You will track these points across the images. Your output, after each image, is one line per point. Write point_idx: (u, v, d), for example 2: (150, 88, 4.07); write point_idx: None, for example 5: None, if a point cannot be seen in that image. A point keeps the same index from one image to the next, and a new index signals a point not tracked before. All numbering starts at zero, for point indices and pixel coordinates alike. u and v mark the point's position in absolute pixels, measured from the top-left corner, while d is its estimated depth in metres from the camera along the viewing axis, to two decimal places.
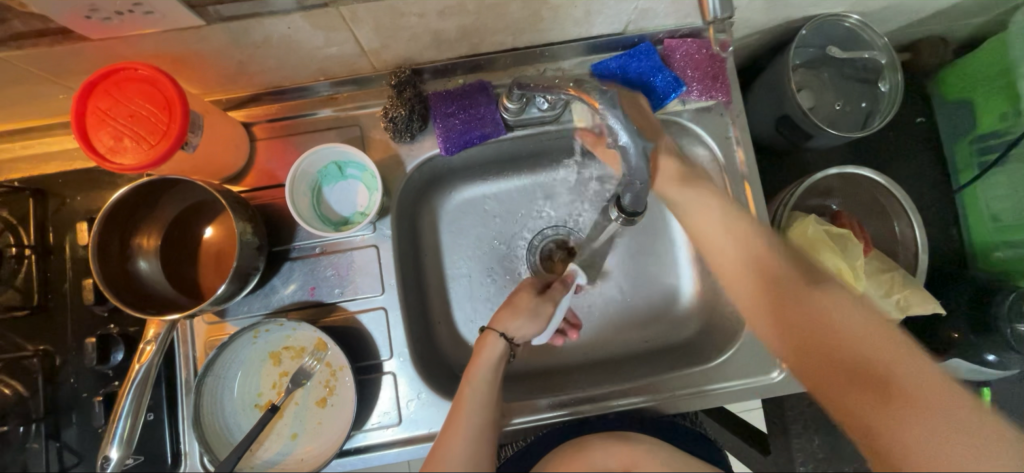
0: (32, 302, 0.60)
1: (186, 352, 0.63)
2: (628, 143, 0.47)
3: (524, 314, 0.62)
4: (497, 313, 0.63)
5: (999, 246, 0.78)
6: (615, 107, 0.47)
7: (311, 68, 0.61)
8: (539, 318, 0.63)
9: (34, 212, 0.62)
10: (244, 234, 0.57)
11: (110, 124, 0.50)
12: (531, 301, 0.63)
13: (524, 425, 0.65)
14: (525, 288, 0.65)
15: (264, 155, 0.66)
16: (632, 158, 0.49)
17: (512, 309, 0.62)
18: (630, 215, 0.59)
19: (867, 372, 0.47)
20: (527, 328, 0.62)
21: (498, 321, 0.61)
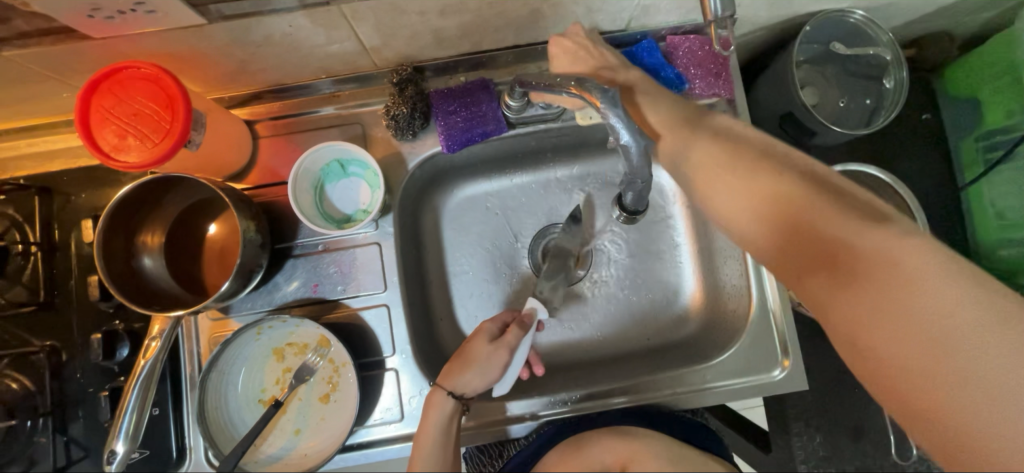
0: (38, 297, 0.61)
1: (191, 348, 0.63)
2: (630, 142, 0.48)
3: (478, 368, 0.57)
4: (447, 366, 0.58)
5: (1004, 244, 0.78)
6: (616, 106, 0.47)
7: (313, 66, 0.61)
8: (491, 370, 0.58)
9: (40, 209, 0.62)
10: (249, 231, 0.58)
11: (114, 123, 0.50)
12: (482, 354, 0.58)
13: (525, 422, 0.66)
14: (479, 338, 0.59)
15: (267, 153, 0.66)
16: (633, 157, 0.49)
17: (462, 364, 0.58)
18: (631, 214, 0.61)
19: (836, 253, 0.44)
20: (480, 379, 0.57)
21: (447, 379, 0.57)
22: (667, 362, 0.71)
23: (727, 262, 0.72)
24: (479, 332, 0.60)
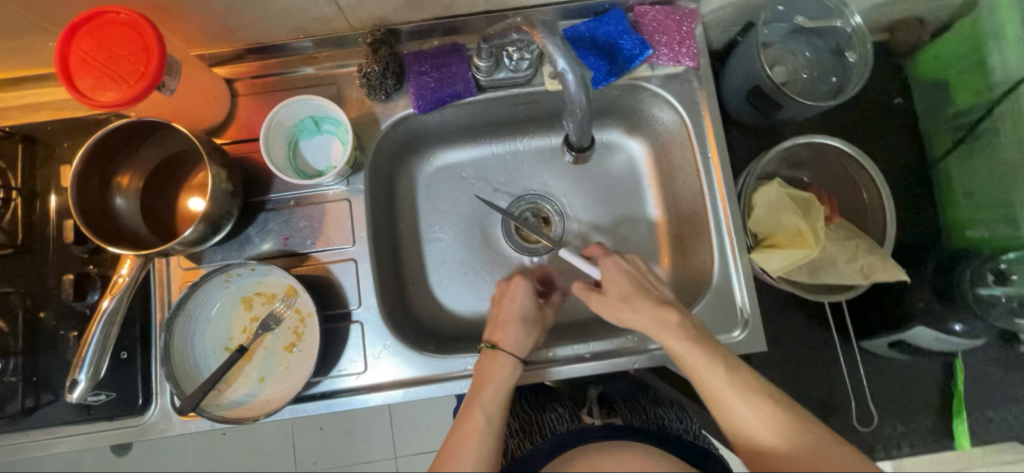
0: (16, 241, 0.63)
1: (162, 295, 0.64)
2: (566, 69, 0.50)
3: (523, 328, 0.64)
4: (499, 327, 0.64)
5: (973, 224, 0.75)
6: (553, 35, 0.49)
7: (289, 24, 0.64)
8: (535, 327, 0.65)
9: (22, 156, 0.64)
10: (219, 180, 0.59)
11: (91, 64, 0.52)
12: (529, 309, 0.65)
13: (552, 371, 0.64)
14: (519, 299, 0.65)
15: (246, 111, 0.68)
16: (571, 87, 0.51)
17: (512, 321, 0.64)
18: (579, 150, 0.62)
19: None
20: (526, 338, 0.63)
21: (499, 339, 0.63)
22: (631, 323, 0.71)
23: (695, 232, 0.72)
24: (524, 290, 0.66)
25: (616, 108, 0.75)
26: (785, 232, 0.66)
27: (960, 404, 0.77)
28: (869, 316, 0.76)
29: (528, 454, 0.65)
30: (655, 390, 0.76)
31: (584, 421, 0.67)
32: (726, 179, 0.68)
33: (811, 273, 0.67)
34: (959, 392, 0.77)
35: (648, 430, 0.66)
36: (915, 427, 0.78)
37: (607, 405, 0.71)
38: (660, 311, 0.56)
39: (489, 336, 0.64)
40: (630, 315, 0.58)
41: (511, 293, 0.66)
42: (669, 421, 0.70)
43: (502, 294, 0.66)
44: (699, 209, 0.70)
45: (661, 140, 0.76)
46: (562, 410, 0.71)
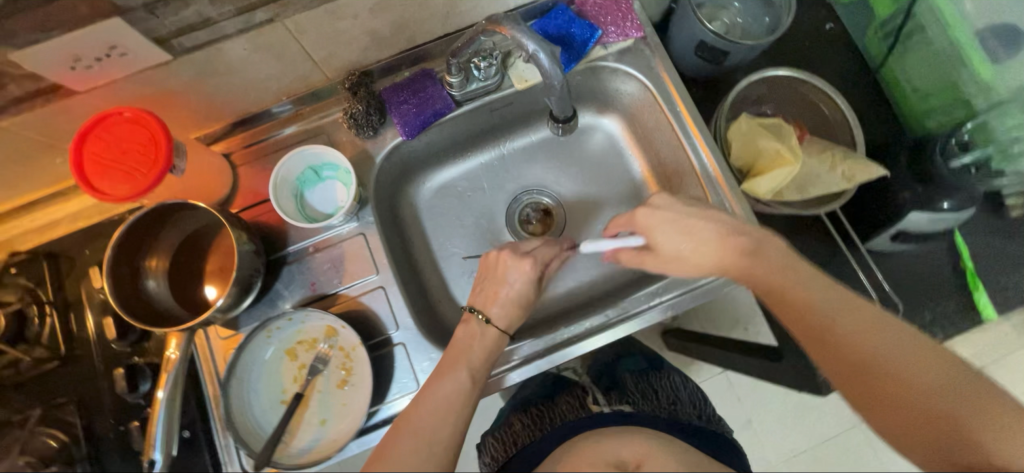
0: (60, 352, 0.65)
1: (210, 368, 0.66)
2: (537, 49, 0.55)
3: (515, 307, 0.63)
4: (485, 298, 0.64)
5: (930, 113, 0.78)
6: (519, 23, 0.54)
7: (272, 89, 0.69)
8: (520, 304, 0.64)
9: (48, 273, 0.67)
10: (241, 242, 0.62)
11: (104, 163, 0.56)
12: (519, 286, 0.63)
13: (575, 347, 0.70)
14: (522, 281, 0.63)
15: (247, 178, 0.72)
16: (545, 64, 0.56)
17: (499, 296, 0.63)
18: (565, 120, 0.65)
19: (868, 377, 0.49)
20: (517, 320, 0.63)
21: (489, 309, 0.63)
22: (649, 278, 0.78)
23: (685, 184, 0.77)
24: (520, 267, 0.63)
25: (583, 93, 0.82)
26: (765, 157, 0.71)
27: (975, 278, 0.76)
28: (862, 216, 0.80)
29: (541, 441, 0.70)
30: (667, 378, 0.81)
31: (592, 408, 0.71)
32: (700, 126, 0.74)
33: (799, 188, 0.72)
34: (971, 269, 0.77)
35: (656, 414, 0.69)
36: (940, 312, 0.78)
37: (618, 393, 0.75)
38: (731, 244, 0.54)
39: (479, 304, 0.64)
40: (698, 264, 0.57)
41: (518, 273, 0.63)
42: (680, 405, 0.74)
43: (503, 267, 0.64)
44: (683, 161, 0.75)
45: (631, 111, 0.82)
46: (573, 401, 0.75)
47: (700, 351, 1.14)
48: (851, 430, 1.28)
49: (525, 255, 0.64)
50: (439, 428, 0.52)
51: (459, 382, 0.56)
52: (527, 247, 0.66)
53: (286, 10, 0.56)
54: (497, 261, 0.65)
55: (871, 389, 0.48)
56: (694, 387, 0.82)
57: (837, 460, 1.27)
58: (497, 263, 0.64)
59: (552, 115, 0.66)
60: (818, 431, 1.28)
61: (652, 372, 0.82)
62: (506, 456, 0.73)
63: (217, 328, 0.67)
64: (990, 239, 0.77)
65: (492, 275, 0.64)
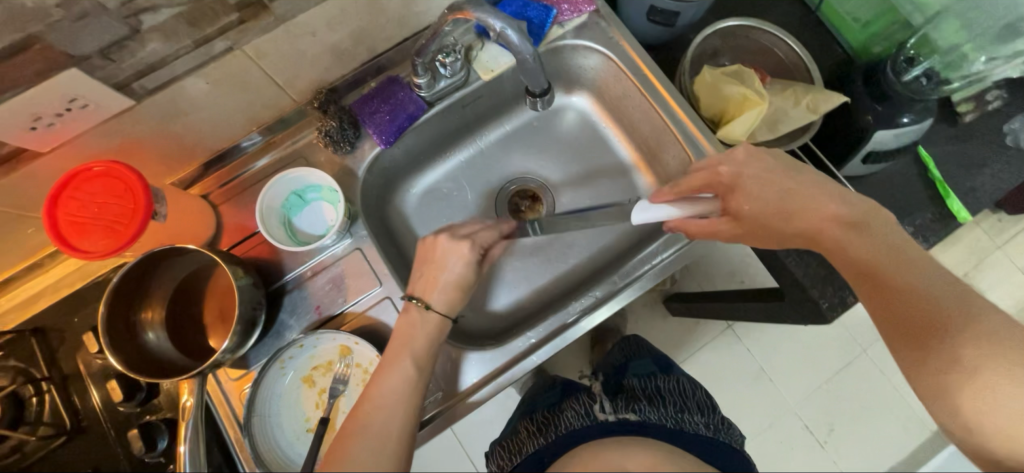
0: (66, 427, 0.62)
1: (226, 411, 0.64)
2: (504, 26, 0.55)
3: (456, 291, 0.63)
4: (425, 284, 0.63)
5: (874, 40, 0.82)
6: (482, 6, 0.55)
7: (240, 120, 0.68)
8: (462, 287, 0.64)
9: (40, 349, 0.64)
10: (238, 277, 0.61)
11: (83, 222, 0.55)
12: (461, 268, 0.63)
13: (585, 320, 0.71)
14: (461, 265, 0.63)
15: (230, 215, 0.71)
16: (515, 41, 0.56)
17: (438, 281, 0.63)
18: (541, 95, 0.66)
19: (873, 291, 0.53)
20: (458, 303, 0.63)
21: (429, 296, 0.62)
22: (649, 239, 0.81)
23: (662, 143, 0.80)
24: (461, 249, 0.63)
25: (548, 76, 0.83)
26: (734, 102, 0.73)
27: (945, 186, 0.80)
28: (833, 145, 0.82)
29: (544, 450, 0.70)
30: (675, 381, 0.81)
31: (597, 416, 0.69)
32: (666, 85, 0.76)
33: (770, 126, 0.75)
34: (938, 178, 0.81)
35: (662, 424, 0.68)
36: (919, 225, 0.80)
37: (625, 400, 0.73)
38: (827, 212, 0.55)
39: (418, 292, 0.63)
40: (773, 232, 0.58)
41: (455, 257, 0.63)
42: (689, 413, 0.74)
43: (441, 252, 0.63)
44: (657, 122, 0.78)
45: (596, 84, 0.84)
46: (579, 407, 0.73)
47: (704, 309, 1.16)
48: (859, 360, 1.32)
49: (462, 239, 0.64)
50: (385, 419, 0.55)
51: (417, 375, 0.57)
52: (467, 231, 0.66)
53: (244, 37, 0.55)
54: (434, 246, 0.64)
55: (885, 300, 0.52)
56: (703, 392, 0.82)
57: (851, 389, 1.31)
58: (434, 248, 0.64)
59: (527, 90, 0.67)
60: (827, 365, 1.32)
61: (659, 375, 0.83)
62: (512, 465, 0.74)
63: (227, 369, 0.66)
64: (948, 146, 0.81)
65: (429, 260, 0.64)
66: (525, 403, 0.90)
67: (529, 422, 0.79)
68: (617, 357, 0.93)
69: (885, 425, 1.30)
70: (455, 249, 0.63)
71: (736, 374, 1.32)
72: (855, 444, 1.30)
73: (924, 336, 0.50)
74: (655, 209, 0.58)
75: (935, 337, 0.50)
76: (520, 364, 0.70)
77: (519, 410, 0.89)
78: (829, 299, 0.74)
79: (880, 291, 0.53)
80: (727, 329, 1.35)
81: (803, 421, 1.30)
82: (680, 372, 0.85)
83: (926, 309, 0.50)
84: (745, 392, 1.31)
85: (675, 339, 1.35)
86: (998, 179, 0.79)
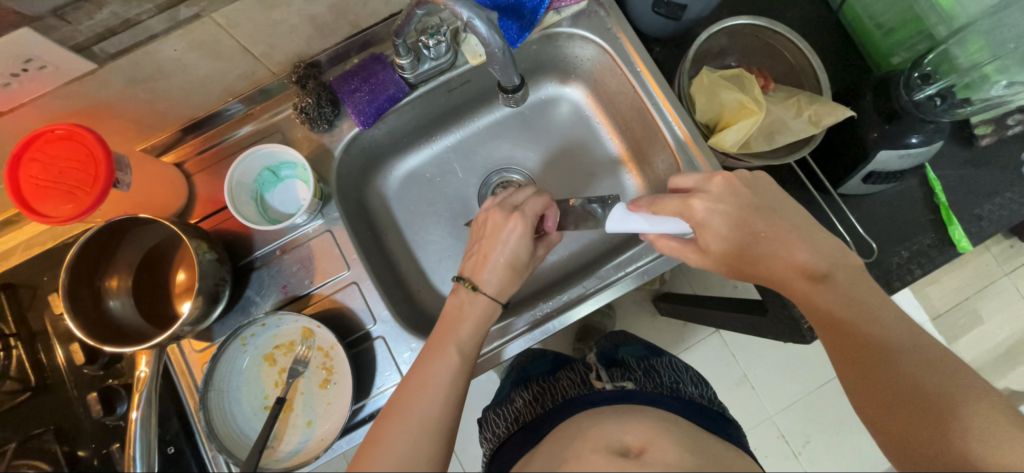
0: (31, 383, 0.63)
1: (187, 382, 0.65)
2: (471, 16, 0.52)
3: (509, 274, 0.59)
4: (475, 263, 0.60)
5: (896, 50, 0.76)
6: None
7: (215, 90, 0.66)
8: (512, 270, 0.59)
9: (10, 305, 0.65)
10: (201, 252, 0.60)
11: (43, 185, 0.54)
12: (517, 244, 0.59)
13: (557, 320, 0.69)
14: (515, 242, 0.59)
15: (203, 185, 0.70)
16: (483, 33, 0.53)
17: (488, 263, 0.59)
18: (514, 93, 0.63)
19: (841, 334, 0.51)
20: (507, 286, 0.59)
21: (479, 276, 0.59)
22: (630, 243, 0.79)
23: (654, 146, 0.77)
24: (519, 223, 0.59)
25: (543, 63, 0.80)
26: (730, 109, 0.70)
27: (949, 212, 0.75)
28: (835, 163, 0.78)
29: (540, 418, 0.70)
30: (667, 360, 0.81)
31: (594, 384, 0.70)
32: (661, 84, 0.72)
33: (768, 139, 0.71)
34: (944, 203, 0.76)
35: (659, 391, 0.69)
36: (917, 249, 0.76)
37: (620, 370, 0.75)
38: (793, 267, 0.52)
39: (468, 271, 0.60)
40: (753, 266, 0.55)
41: (507, 233, 0.59)
42: (683, 384, 0.73)
43: (489, 225, 0.61)
44: (647, 123, 0.75)
45: (592, 77, 0.81)
46: (575, 376, 0.74)
47: (691, 312, 1.14)
48: None
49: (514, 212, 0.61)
50: (427, 400, 0.50)
51: (418, 366, 0.53)
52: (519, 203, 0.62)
53: (211, 4, 0.52)
54: (487, 220, 0.61)
55: (851, 344, 0.50)
56: (694, 371, 0.82)
57: (833, 405, 1.30)
58: (487, 223, 0.61)
59: (500, 85, 0.63)
60: (812, 379, 1.30)
61: (653, 356, 0.81)
62: (507, 434, 0.73)
63: (191, 341, 0.66)
64: (957, 170, 0.77)
65: (483, 234, 0.61)
66: (516, 371, 0.90)
67: (518, 396, 0.79)
68: (605, 341, 0.90)
69: (862, 440, 1.30)
70: (504, 223, 0.60)
71: (717, 378, 1.31)
72: (829, 457, 1.29)
73: (892, 378, 0.48)
74: (632, 221, 0.61)
75: (912, 389, 0.47)
76: (501, 351, 0.69)
77: (510, 379, 0.90)
78: None
79: (848, 349, 0.50)
80: (714, 333, 1.33)
81: (781, 431, 1.30)
82: (670, 354, 0.84)
83: (889, 363, 0.48)
84: (725, 397, 1.31)
85: (661, 339, 1.34)
86: (1005, 209, 0.75)
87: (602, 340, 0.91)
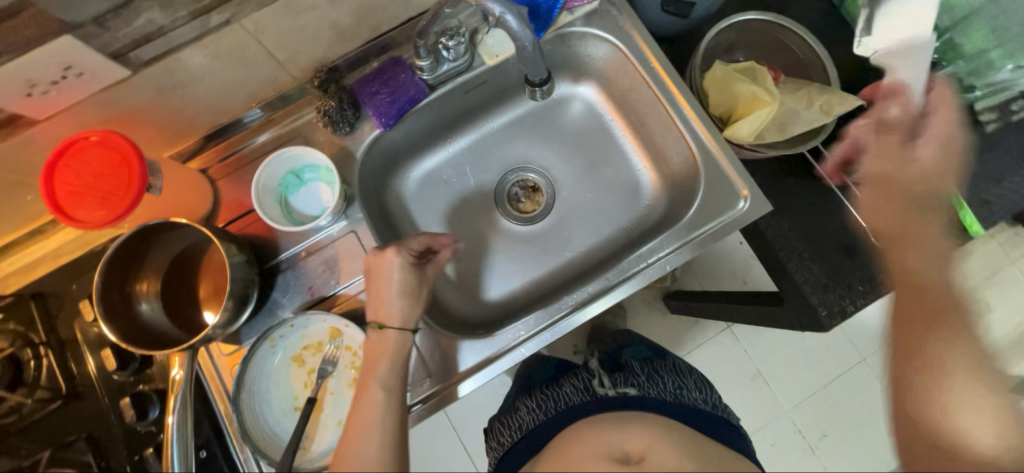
0: (62, 391, 0.64)
1: (216, 385, 0.65)
2: (503, 11, 0.54)
3: (409, 301, 0.62)
4: (376, 304, 0.62)
5: None
6: None
7: (240, 96, 0.67)
8: (412, 297, 0.62)
9: (39, 314, 0.65)
10: (231, 253, 0.61)
11: (78, 191, 0.55)
12: (405, 277, 0.61)
13: (578, 314, 0.70)
14: (400, 275, 0.61)
15: (228, 190, 0.70)
16: (513, 27, 0.55)
17: (386, 300, 0.61)
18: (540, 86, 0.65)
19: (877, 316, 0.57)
20: (413, 312, 0.62)
21: (380, 313, 0.61)
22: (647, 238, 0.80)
23: (668, 141, 0.78)
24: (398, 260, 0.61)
25: (556, 63, 0.82)
26: (744, 100, 0.72)
27: None
28: None
29: (544, 425, 0.70)
30: (671, 364, 0.81)
31: (597, 391, 0.70)
32: (674, 78, 0.74)
33: (782, 129, 0.73)
34: None
35: (662, 399, 0.68)
36: None
37: (623, 375, 0.74)
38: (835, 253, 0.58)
39: (371, 312, 0.62)
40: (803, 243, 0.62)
41: (390, 269, 0.61)
42: (686, 390, 0.73)
43: (379, 270, 0.62)
44: (660, 116, 0.77)
45: (604, 75, 0.82)
46: (578, 382, 0.74)
47: (703, 308, 1.14)
48: (859, 368, 1.30)
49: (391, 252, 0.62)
50: None
51: None
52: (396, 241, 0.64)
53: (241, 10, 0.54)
54: (370, 266, 0.63)
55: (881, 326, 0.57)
56: (699, 374, 0.82)
57: (847, 397, 1.30)
58: (370, 267, 0.63)
59: (526, 79, 0.65)
60: (825, 372, 1.30)
61: (657, 360, 0.81)
62: (511, 441, 0.73)
63: (219, 344, 0.67)
64: None
65: (374, 278, 0.62)
66: (521, 379, 0.90)
67: (524, 403, 0.79)
68: (611, 342, 0.92)
69: (878, 433, 1.29)
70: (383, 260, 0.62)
71: (730, 374, 1.31)
72: (846, 451, 1.29)
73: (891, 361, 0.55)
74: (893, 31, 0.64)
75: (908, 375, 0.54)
76: (526, 345, 0.69)
77: (516, 386, 0.90)
78: (828, 307, 0.73)
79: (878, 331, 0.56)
80: (726, 329, 1.33)
81: (796, 425, 1.30)
82: (676, 357, 0.85)
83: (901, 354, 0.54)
84: (739, 392, 1.31)
85: (673, 337, 1.34)
86: None
87: (608, 341, 0.93)
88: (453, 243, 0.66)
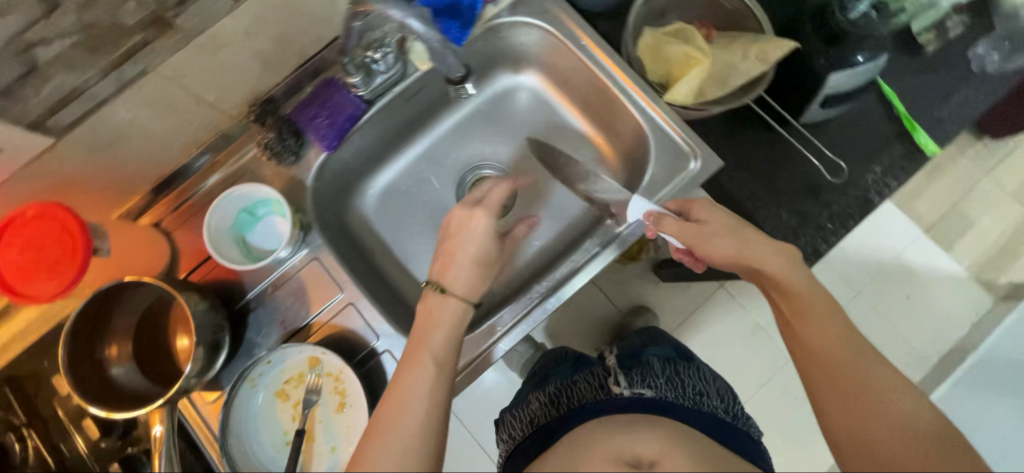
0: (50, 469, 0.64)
1: (205, 434, 0.65)
2: (404, 15, 0.55)
3: (477, 270, 0.58)
4: (442, 267, 0.58)
5: None
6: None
7: (177, 143, 0.66)
8: (481, 265, 0.58)
9: (14, 399, 0.64)
10: (193, 302, 0.60)
11: (27, 267, 0.55)
12: (488, 238, 0.59)
13: (553, 298, 0.69)
14: (482, 234, 0.59)
15: (186, 240, 0.68)
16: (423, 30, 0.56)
17: (453, 262, 0.58)
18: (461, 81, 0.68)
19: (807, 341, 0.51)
20: (478, 283, 0.58)
21: (445, 277, 0.57)
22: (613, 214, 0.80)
23: (616, 114, 0.78)
24: (484, 215, 0.60)
25: (491, 57, 0.82)
26: (678, 62, 0.73)
27: (911, 120, 0.77)
28: (788, 95, 0.79)
29: (554, 419, 0.70)
30: (695, 368, 0.79)
31: (611, 389, 0.69)
32: (607, 51, 0.74)
33: (722, 83, 0.73)
34: (904, 112, 0.78)
35: (679, 402, 0.68)
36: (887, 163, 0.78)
37: (643, 373, 0.73)
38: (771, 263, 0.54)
39: (434, 274, 0.58)
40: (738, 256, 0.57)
41: (472, 227, 0.59)
42: (705, 396, 0.72)
43: (460, 226, 0.60)
44: (601, 91, 0.77)
45: (542, 61, 0.82)
46: (593, 380, 0.73)
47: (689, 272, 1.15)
48: None
49: (477, 208, 0.60)
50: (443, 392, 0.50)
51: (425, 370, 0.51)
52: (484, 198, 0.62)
53: None
54: (452, 220, 0.61)
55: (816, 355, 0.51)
56: (722, 381, 0.80)
57: None
58: (449, 224, 0.61)
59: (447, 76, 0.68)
60: None
61: (680, 361, 0.80)
62: (521, 436, 0.74)
63: (202, 393, 0.66)
64: (910, 78, 0.79)
65: (450, 236, 0.60)
66: (538, 375, 0.88)
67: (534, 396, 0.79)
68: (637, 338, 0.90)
69: None
70: (461, 219, 0.60)
71: (730, 331, 1.32)
72: None
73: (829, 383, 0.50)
74: None
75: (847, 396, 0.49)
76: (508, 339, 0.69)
77: (530, 381, 0.89)
78: None
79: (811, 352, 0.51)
80: (718, 288, 1.34)
81: None
82: (700, 361, 0.83)
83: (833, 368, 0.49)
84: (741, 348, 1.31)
85: (672, 312, 1.32)
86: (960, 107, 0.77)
87: (633, 338, 0.90)
88: (528, 223, 0.68)
